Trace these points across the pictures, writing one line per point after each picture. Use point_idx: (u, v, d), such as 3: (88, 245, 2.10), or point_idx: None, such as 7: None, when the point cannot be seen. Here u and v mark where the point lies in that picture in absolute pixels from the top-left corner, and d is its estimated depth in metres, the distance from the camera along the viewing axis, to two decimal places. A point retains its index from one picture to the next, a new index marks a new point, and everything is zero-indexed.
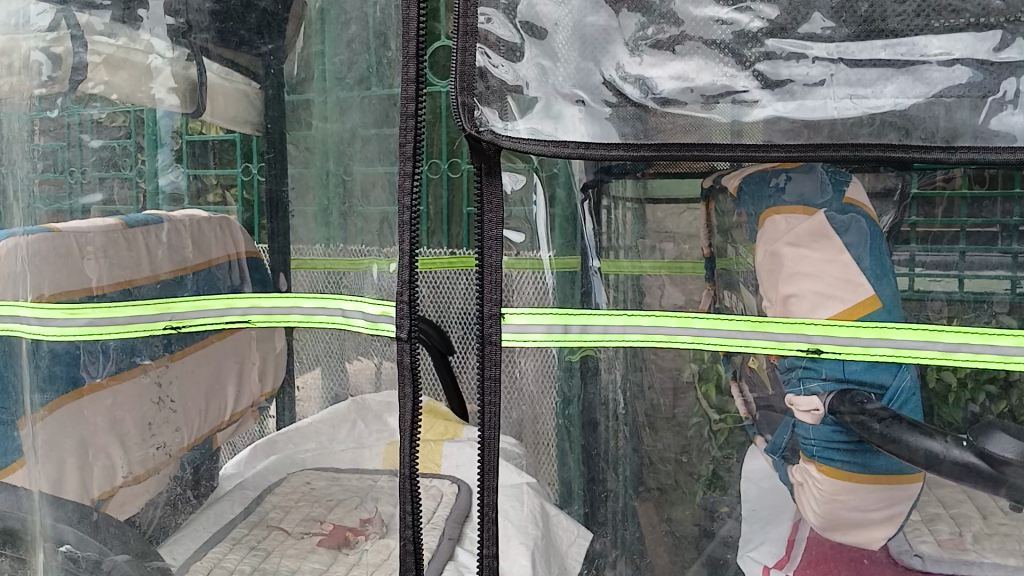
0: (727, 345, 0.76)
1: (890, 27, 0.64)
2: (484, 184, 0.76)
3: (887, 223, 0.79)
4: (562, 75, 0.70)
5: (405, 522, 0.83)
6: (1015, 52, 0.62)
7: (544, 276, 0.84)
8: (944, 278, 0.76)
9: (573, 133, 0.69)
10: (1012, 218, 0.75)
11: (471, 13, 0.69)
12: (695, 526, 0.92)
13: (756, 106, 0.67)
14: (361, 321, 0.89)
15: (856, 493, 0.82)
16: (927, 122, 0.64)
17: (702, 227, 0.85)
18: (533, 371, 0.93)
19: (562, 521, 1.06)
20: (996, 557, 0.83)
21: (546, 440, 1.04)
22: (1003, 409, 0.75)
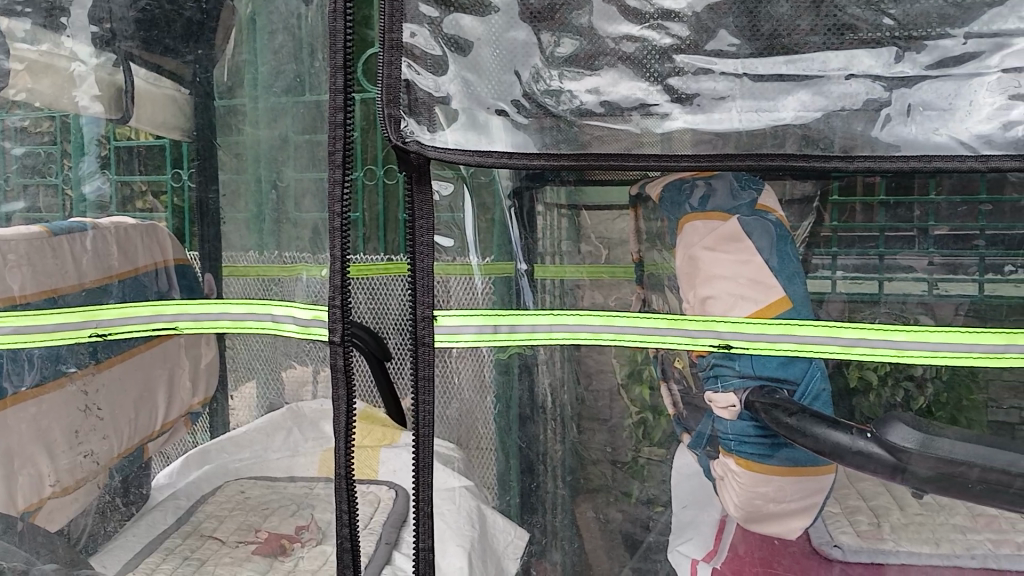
0: (648, 342, 0.79)
1: (793, 44, 0.67)
2: (415, 192, 0.77)
3: (805, 228, 0.83)
4: (484, 87, 0.72)
5: (342, 521, 0.84)
6: (907, 67, 0.66)
7: (474, 282, 0.86)
8: (865, 281, 0.79)
9: (496, 143, 0.72)
10: (927, 222, 0.79)
11: (396, 28, 0.71)
12: (636, 526, 0.96)
13: (668, 118, 0.70)
14: (292, 326, 0.89)
15: (773, 483, 0.86)
16: (825, 133, 0.68)
17: (631, 233, 0.88)
18: (468, 374, 0.98)
19: (497, 522, 1.09)
20: (912, 547, 0.89)
21: (485, 445, 1.08)
22: (922, 405, 0.79)
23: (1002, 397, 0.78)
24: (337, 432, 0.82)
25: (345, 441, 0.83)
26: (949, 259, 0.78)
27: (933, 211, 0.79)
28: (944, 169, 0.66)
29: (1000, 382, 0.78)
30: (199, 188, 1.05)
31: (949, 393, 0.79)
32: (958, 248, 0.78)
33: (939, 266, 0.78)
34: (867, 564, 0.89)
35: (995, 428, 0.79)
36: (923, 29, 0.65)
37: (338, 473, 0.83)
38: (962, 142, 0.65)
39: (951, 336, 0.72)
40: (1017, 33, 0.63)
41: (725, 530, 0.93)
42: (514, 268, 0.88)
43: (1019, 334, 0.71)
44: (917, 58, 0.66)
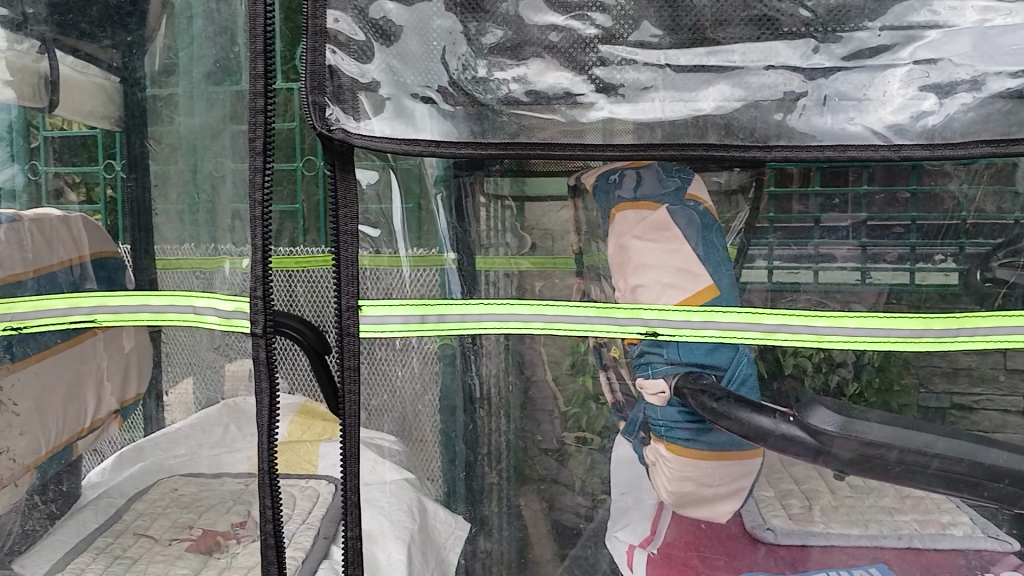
0: (576, 331, 0.80)
1: (713, 36, 0.69)
2: (339, 180, 0.76)
3: (741, 219, 0.84)
4: (410, 74, 0.71)
5: (265, 516, 0.83)
6: (822, 59, 0.67)
7: (402, 273, 0.86)
8: (799, 270, 0.82)
9: (424, 132, 0.72)
10: (862, 213, 0.81)
11: (319, 13, 0.69)
12: (573, 514, 0.97)
13: (592, 108, 0.71)
14: (213, 318, 0.87)
15: (700, 468, 0.87)
16: (745, 124, 0.69)
17: (571, 224, 0.88)
18: (414, 370, 0.95)
19: (438, 512, 1.04)
20: (841, 528, 0.91)
21: (423, 438, 1.02)
22: (855, 392, 0.81)
23: (933, 383, 0.81)
24: (260, 426, 0.81)
25: (268, 436, 0.82)
26: (872, 249, 0.81)
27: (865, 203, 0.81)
28: (858, 159, 0.68)
29: (931, 368, 0.80)
30: (130, 183, 1.00)
31: (881, 379, 0.80)
32: (882, 238, 0.81)
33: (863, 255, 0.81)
34: (799, 546, 0.91)
35: (925, 411, 0.82)
36: (841, 21, 0.67)
37: (261, 469, 0.82)
38: (875, 132, 0.68)
39: (868, 322, 0.74)
40: (929, 26, 0.66)
41: (662, 515, 0.95)
42: (444, 261, 0.87)
43: (934, 320, 0.73)
44: (833, 49, 0.67)
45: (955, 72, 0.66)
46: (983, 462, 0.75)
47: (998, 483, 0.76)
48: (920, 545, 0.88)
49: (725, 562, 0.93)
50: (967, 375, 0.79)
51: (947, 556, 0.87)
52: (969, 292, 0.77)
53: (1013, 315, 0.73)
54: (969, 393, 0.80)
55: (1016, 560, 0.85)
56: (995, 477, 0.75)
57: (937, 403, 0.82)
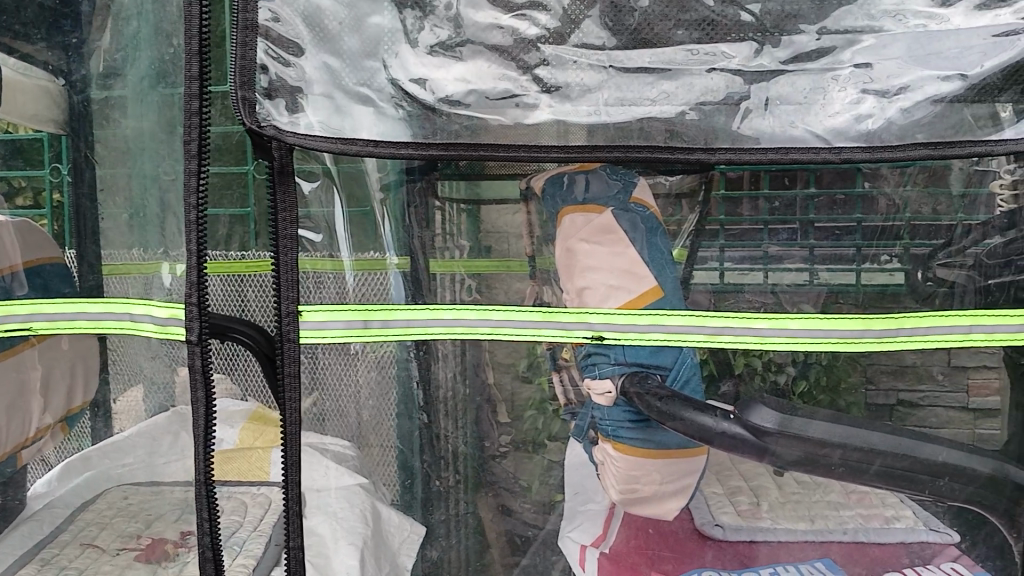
0: (521, 336, 0.80)
1: (656, 38, 0.69)
2: (278, 184, 0.75)
3: (692, 221, 0.86)
4: (347, 72, 0.71)
5: (202, 530, 0.82)
6: (765, 61, 0.68)
7: (344, 277, 0.82)
8: (750, 272, 0.82)
9: (364, 130, 0.71)
10: (807, 216, 0.81)
11: (251, 8, 0.69)
12: (535, 514, 0.98)
13: (536, 108, 0.71)
14: (150, 325, 0.86)
15: (648, 468, 0.89)
16: (691, 128, 0.71)
17: (525, 226, 0.88)
18: (370, 383, 0.91)
19: (391, 516, 1.01)
20: (789, 523, 0.93)
21: (385, 443, 0.97)
22: (802, 390, 0.81)
23: (880, 381, 0.81)
24: (197, 436, 0.80)
25: (203, 447, 0.81)
26: (832, 250, 0.80)
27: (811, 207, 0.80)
28: (799, 160, 0.70)
29: (877, 367, 0.80)
30: (76, 190, 1.01)
31: (829, 377, 0.81)
32: (836, 240, 0.80)
33: (820, 256, 0.80)
34: (746, 541, 0.92)
35: (875, 410, 0.83)
36: (783, 23, 0.68)
37: (197, 480, 0.81)
38: (816, 134, 0.69)
39: (809, 323, 0.75)
40: (866, 30, 0.67)
41: (613, 518, 0.97)
42: (386, 265, 0.85)
43: (873, 320, 0.75)
44: (775, 52, 0.68)
45: (893, 75, 0.67)
46: (922, 458, 0.78)
47: (938, 479, 0.78)
48: (864, 539, 0.90)
49: (673, 558, 0.94)
50: (914, 372, 0.80)
51: (892, 549, 0.88)
52: (912, 291, 0.79)
53: (950, 316, 0.74)
54: (915, 390, 0.81)
55: (955, 551, 0.87)
56: (938, 474, 0.78)
57: (884, 399, 0.83)
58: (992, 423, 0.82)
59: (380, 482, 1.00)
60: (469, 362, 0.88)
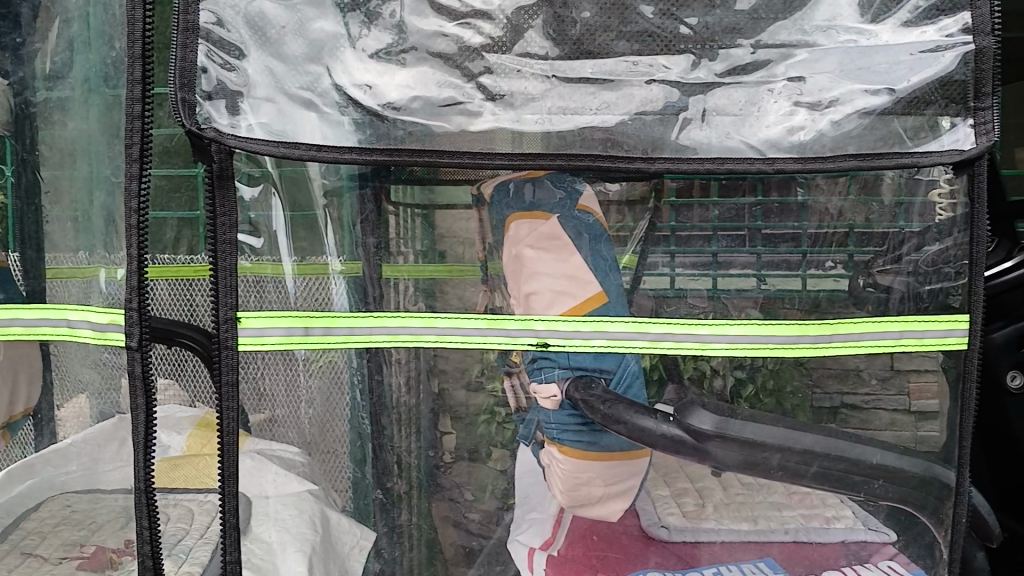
0: (467, 343, 0.81)
1: (599, 49, 0.71)
2: (218, 191, 0.74)
3: (643, 226, 0.85)
4: (289, 77, 0.71)
5: (142, 539, 0.81)
6: (702, 73, 0.71)
7: (284, 283, 0.80)
8: (697, 277, 0.83)
9: (307, 135, 0.71)
10: (756, 223, 0.82)
11: (192, 10, 0.68)
12: (483, 523, 0.96)
13: (479, 116, 0.72)
14: (86, 332, 0.86)
15: (591, 471, 0.91)
16: (632, 137, 0.72)
17: (478, 233, 0.88)
18: (320, 385, 0.90)
19: (342, 522, 1.00)
20: (731, 524, 0.93)
21: (335, 449, 0.97)
22: (749, 393, 0.84)
23: (826, 383, 0.83)
24: (136, 443, 0.79)
25: (143, 451, 0.80)
26: (781, 257, 0.81)
27: (761, 211, 0.81)
28: (736, 170, 0.71)
29: (823, 371, 0.83)
30: (16, 194, 1.03)
31: (776, 381, 0.83)
32: (782, 247, 0.81)
33: (765, 261, 0.82)
34: (691, 543, 0.93)
35: (818, 411, 0.85)
36: (719, 38, 0.71)
37: (138, 488, 0.80)
38: (752, 145, 0.71)
39: (747, 329, 0.79)
40: (800, 44, 0.71)
41: (561, 523, 0.96)
42: (327, 271, 0.83)
43: (809, 325, 0.80)
44: (712, 65, 0.71)
45: (825, 88, 0.71)
46: (859, 461, 0.81)
47: (873, 481, 0.82)
48: (804, 539, 0.92)
49: (619, 559, 0.95)
50: (858, 376, 0.83)
51: (831, 549, 0.91)
52: (854, 300, 0.80)
53: (883, 321, 0.80)
54: (856, 393, 0.83)
55: (893, 550, 0.90)
56: (877, 476, 0.82)
57: (828, 403, 0.84)
58: (932, 425, 0.83)
59: (331, 489, 1.00)
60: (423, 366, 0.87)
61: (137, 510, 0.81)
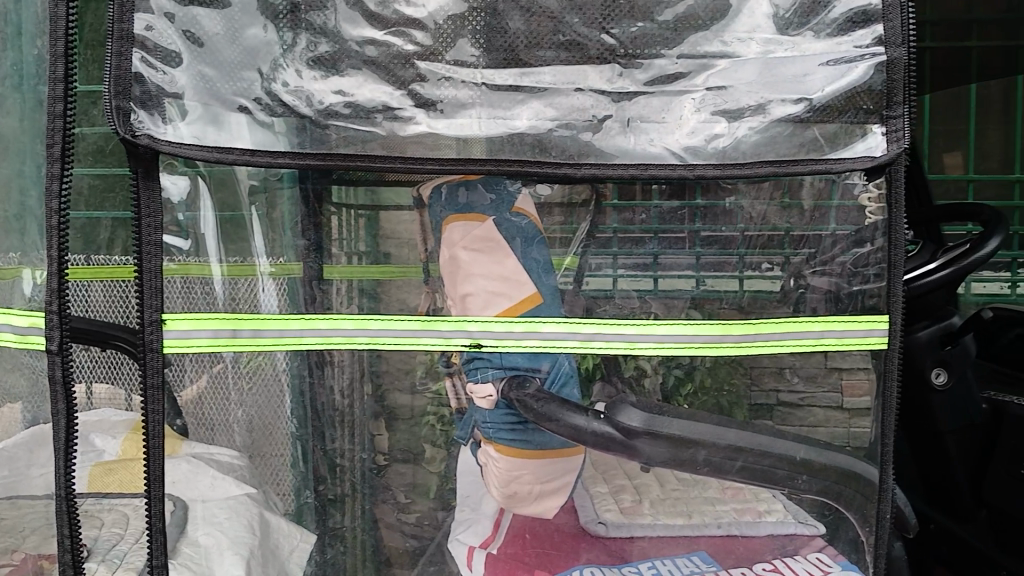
0: (400, 345, 0.81)
1: (528, 57, 0.74)
2: (142, 187, 0.74)
3: (583, 229, 0.85)
4: (222, 83, 0.71)
5: (63, 546, 0.79)
6: (627, 83, 0.74)
7: (211, 284, 0.81)
8: (639, 278, 0.84)
9: (240, 140, 0.72)
10: (695, 226, 0.83)
11: (127, 19, 0.68)
12: (426, 526, 0.97)
13: (412, 122, 0.74)
14: (9, 334, 0.85)
15: (527, 469, 0.92)
16: (564, 144, 0.74)
17: (419, 231, 0.90)
18: (263, 387, 0.90)
19: (280, 524, 0.97)
20: (666, 520, 0.95)
21: (273, 452, 0.96)
22: (688, 391, 0.86)
23: (764, 382, 0.86)
24: (58, 449, 0.78)
25: (65, 455, 0.78)
26: (717, 258, 0.84)
27: (702, 218, 0.83)
28: (658, 176, 0.74)
29: (759, 369, 0.85)
30: None
31: (714, 378, 0.86)
32: (725, 250, 0.84)
33: (705, 264, 0.84)
34: (626, 538, 0.94)
35: (756, 409, 0.87)
36: (643, 49, 0.74)
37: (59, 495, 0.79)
38: (673, 152, 0.74)
39: (674, 328, 0.81)
40: (720, 55, 0.74)
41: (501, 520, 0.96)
42: (255, 272, 0.83)
43: (732, 325, 0.82)
44: (636, 75, 0.74)
45: (743, 98, 0.74)
46: (782, 456, 0.86)
47: (797, 476, 0.86)
48: (736, 533, 0.93)
49: (552, 555, 0.95)
50: (791, 374, 0.85)
51: (760, 543, 0.93)
52: (788, 302, 0.84)
53: (803, 321, 0.82)
54: (791, 391, 0.86)
55: (821, 541, 0.92)
56: (808, 470, 0.86)
57: (765, 401, 0.87)
58: (864, 422, 0.86)
59: (272, 493, 0.97)
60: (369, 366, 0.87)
61: (58, 518, 0.80)
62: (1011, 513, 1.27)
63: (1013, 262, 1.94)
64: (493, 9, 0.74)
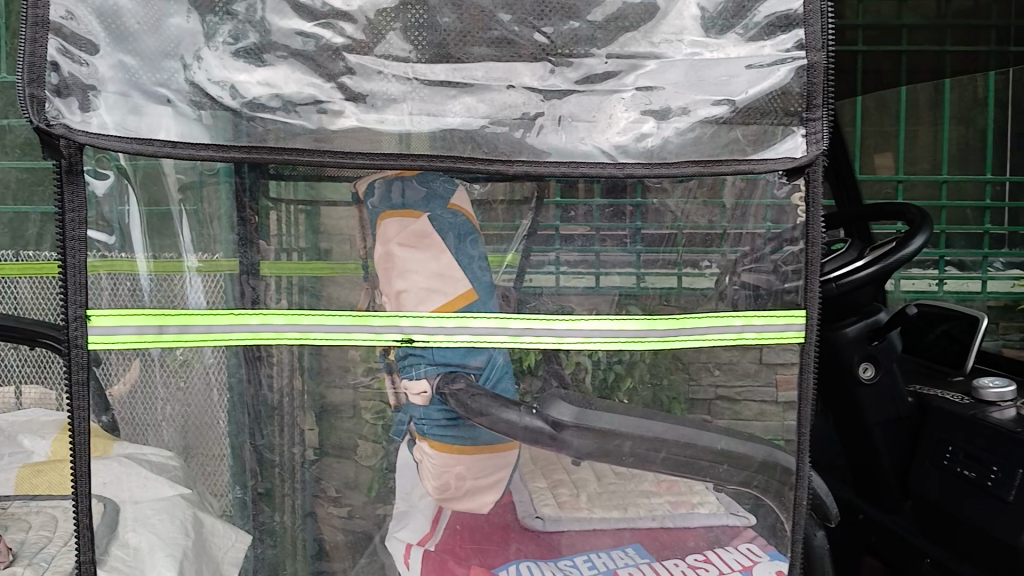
0: (331, 340, 0.82)
1: (458, 53, 0.75)
2: (65, 182, 0.73)
3: (526, 226, 0.87)
4: (143, 74, 0.71)
5: None
6: (558, 81, 0.75)
7: (138, 281, 0.79)
8: (584, 275, 0.84)
9: (162, 131, 0.72)
10: (635, 223, 0.84)
11: (42, 4, 0.68)
12: (371, 523, 0.93)
13: (341, 116, 0.74)
14: None
15: (463, 465, 0.92)
16: (488, 139, 0.75)
17: (357, 228, 0.87)
18: (202, 383, 0.87)
19: (215, 525, 0.92)
20: (604, 513, 0.96)
21: (214, 452, 0.92)
22: (628, 387, 0.87)
23: (700, 377, 0.86)
24: None
25: None
26: (659, 255, 0.84)
27: (642, 215, 0.84)
28: (588, 174, 0.76)
29: (702, 364, 0.86)
30: None
31: (654, 373, 0.85)
32: (655, 246, 0.84)
33: (644, 260, 0.84)
34: (564, 532, 0.95)
35: (693, 404, 0.88)
36: (573, 48, 0.75)
37: None
38: (603, 151, 0.76)
39: (600, 324, 0.82)
40: (649, 56, 0.76)
41: (441, 516, 0.94)
42: (183, 269, 0.81)
43: (656, 320, 0.83)
44: (567, 73, 0.75)
45: (671, 98, 0.76)
46: (703, 447, 0.88)
47: (717, 465, 0.89)
48: (669, 525, 0.95)
49: (490, 551, 0.95)
50: (733, 370, 0.87)
51: (692, 533, 0.94)
52: (723, 298, 0.85)
53: (723, 317, 0.84)
54: (733, 385, 0.87)
55: (752, 532, 0.92)
56: (719, 460, 0.88)
57: (704, 395, 0.88)
58: None
59: (206, 491, 0.93)
60: (308, 364, 0.84)
61: None
62: (927, 498, 1.32)
63: (984, 260, 2.17)
64: (423, 4, 0.74)
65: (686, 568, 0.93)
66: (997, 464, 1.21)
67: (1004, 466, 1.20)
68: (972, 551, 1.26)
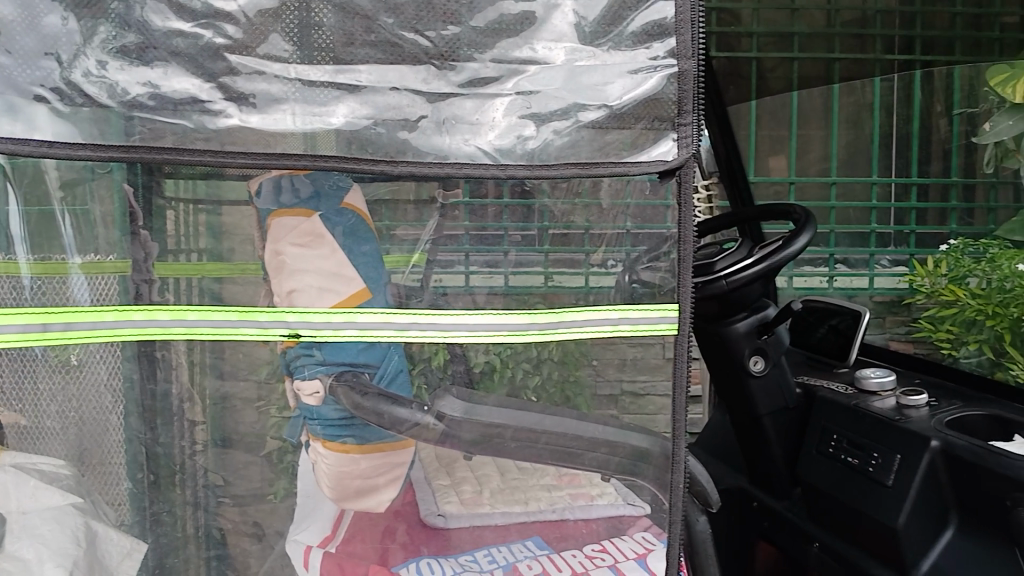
0: (218, 335, 0.83)
1: (344, 55, 0.76)
2: None
3: (431, 226, 0.86)
4: (19, 72, 0.71)
5: None
6: (440, 85, 0.78)
7: (18, 282, 0.79)
8: (489, 275, 0.86)
9: (37, 131, 0.71)
10: (543, 222, 0.85)
11: None
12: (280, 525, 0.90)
13: (223, 116, 0.74)
14: None
15: (359, 464, 0.90)
16: (377, 140, 0.77)
17: (255, 228, 0.86)
18: (98, 380, 0.84)
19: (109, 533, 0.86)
20: (506, 509, 0.95)
21: (105, 460, 0.86)
22: (536, 382, 0.89)
23: (608, 373, 0.90)
24: None
25: None
26: (562, 257, 0.86)
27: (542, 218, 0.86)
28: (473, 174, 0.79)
29: (606, 359, 0.89)
30: None
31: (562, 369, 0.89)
32: (554, 246, 0.86)
33: (553, 259, 0.86)
34: (467, 527, 0.95)
35: (599, 399, 0.92)
36: (455, 52, 0.78)
37: None
38: (485, 152, 0.79)
39: (485, 318, 0.85)
40: (529, 61, 0.78)
41: (342, 518, 0.92)
42: (68, 270, 0.80)
43: (537, 314, 0.86)
44: (452, 77, 0.78)
45: (551, 101, 0.79)
46: (584, 436, 0.93)
47: (594, 451, 0.94)
48: (567, 517, 0.96)
49: (391, 549, 0.94)
50: (633, 365, 0.89)
51: (590, 526, 0.96)
52: (618, 291, 0.86)
53: (602, 309, 0.86)
54: (636, 380, 0.90)
55: (647, 521, 0.95)
56: (592, 447, 0.94)
57: (609, 390, 0.91)
58: None
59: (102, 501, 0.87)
60: (208, 363, 0.85)
61: None
62: (812, 485, 1.39)
63: (872, 257, 1.97)
64: (304, 5, 0.75)
65: (584, 558, 0.95)
66: (877, 450, 1.30)
67: (885, 451, 1.29)
68: (850, 533, 1.33)
